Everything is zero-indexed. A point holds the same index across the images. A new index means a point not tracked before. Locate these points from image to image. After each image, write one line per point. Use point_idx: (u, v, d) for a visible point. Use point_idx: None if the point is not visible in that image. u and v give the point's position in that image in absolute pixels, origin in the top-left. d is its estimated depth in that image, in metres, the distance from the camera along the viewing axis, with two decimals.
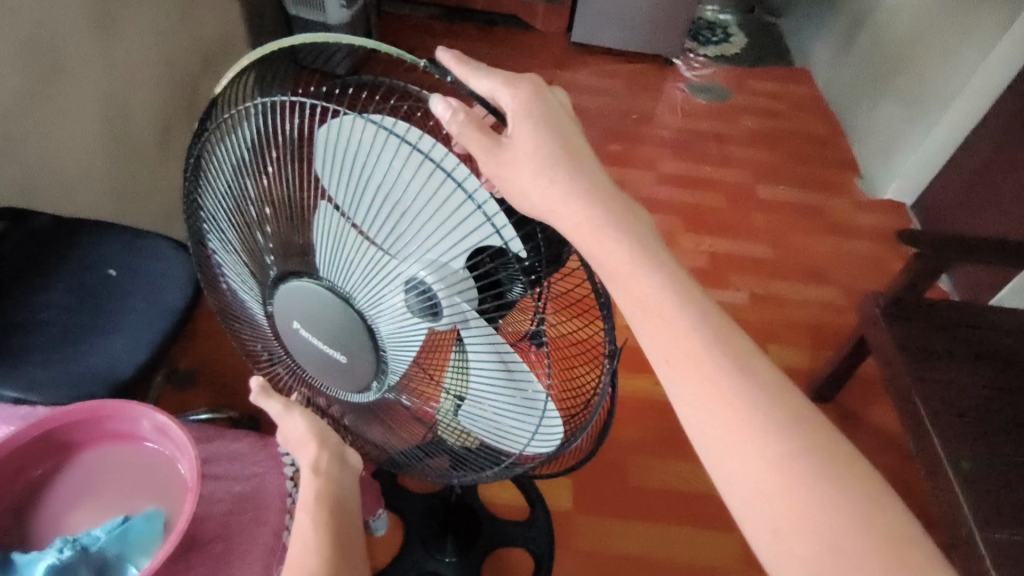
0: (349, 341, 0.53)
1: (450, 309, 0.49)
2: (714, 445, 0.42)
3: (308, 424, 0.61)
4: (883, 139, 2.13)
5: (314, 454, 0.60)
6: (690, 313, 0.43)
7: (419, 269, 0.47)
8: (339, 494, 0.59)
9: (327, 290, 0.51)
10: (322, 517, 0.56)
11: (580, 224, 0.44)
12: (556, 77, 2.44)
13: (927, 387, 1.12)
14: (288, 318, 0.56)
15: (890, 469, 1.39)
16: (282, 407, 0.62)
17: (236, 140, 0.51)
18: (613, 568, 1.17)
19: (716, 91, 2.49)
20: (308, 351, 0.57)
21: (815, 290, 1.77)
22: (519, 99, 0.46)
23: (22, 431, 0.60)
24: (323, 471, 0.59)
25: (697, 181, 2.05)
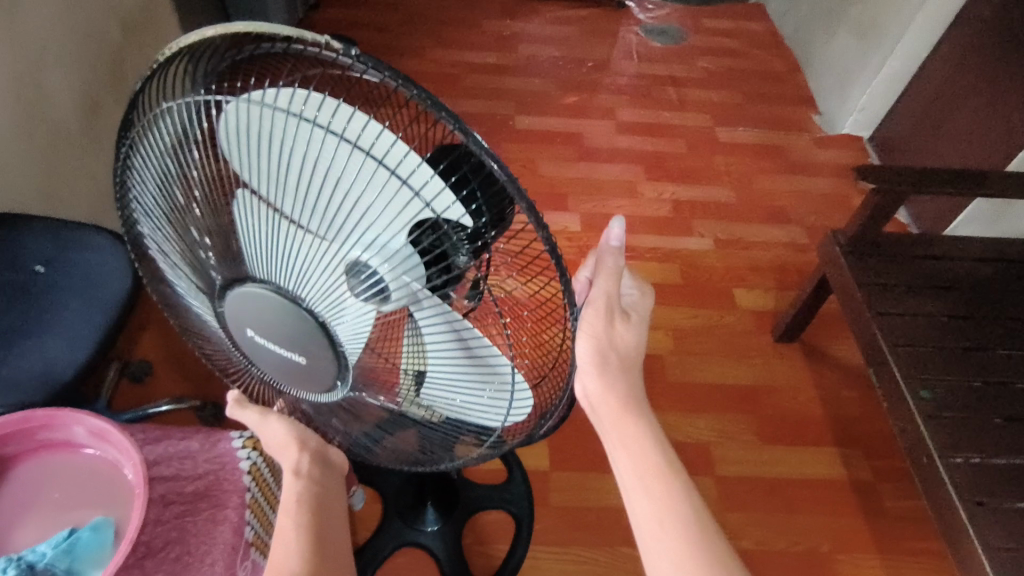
0: (300, 340, 0.51)
1: (398, 291, 0.46)
2: (613, 429, 0.55)
3: (285, 428, 0.61)
4: (839, 73, 2.12)
5: (295, 458, 0.60)
6: (623, 333, 0.53)
7: (358, 251, 0.44)
8: (319, 499, 0.59)
9: (272, 293, 0.49)
10: (304, 517, 0.57)
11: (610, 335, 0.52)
12: (507, 27, 2.35)
13: (887, 321, 1.13)
14: (241, 326, 0.53)
15: (854, 401, 1.43)
16: (258, 414, 0.62)
17: (159, 142, 0.49)
18: (593, 521, 1.18)
19: (672, 33, 2.44)
20: (267, 356, 0.55)
21: (778, 231, 1.77)
22: (644, 301, 0.56)
23: None
24: (305, 474, 0.60)
25: (657, 128, 2.02)
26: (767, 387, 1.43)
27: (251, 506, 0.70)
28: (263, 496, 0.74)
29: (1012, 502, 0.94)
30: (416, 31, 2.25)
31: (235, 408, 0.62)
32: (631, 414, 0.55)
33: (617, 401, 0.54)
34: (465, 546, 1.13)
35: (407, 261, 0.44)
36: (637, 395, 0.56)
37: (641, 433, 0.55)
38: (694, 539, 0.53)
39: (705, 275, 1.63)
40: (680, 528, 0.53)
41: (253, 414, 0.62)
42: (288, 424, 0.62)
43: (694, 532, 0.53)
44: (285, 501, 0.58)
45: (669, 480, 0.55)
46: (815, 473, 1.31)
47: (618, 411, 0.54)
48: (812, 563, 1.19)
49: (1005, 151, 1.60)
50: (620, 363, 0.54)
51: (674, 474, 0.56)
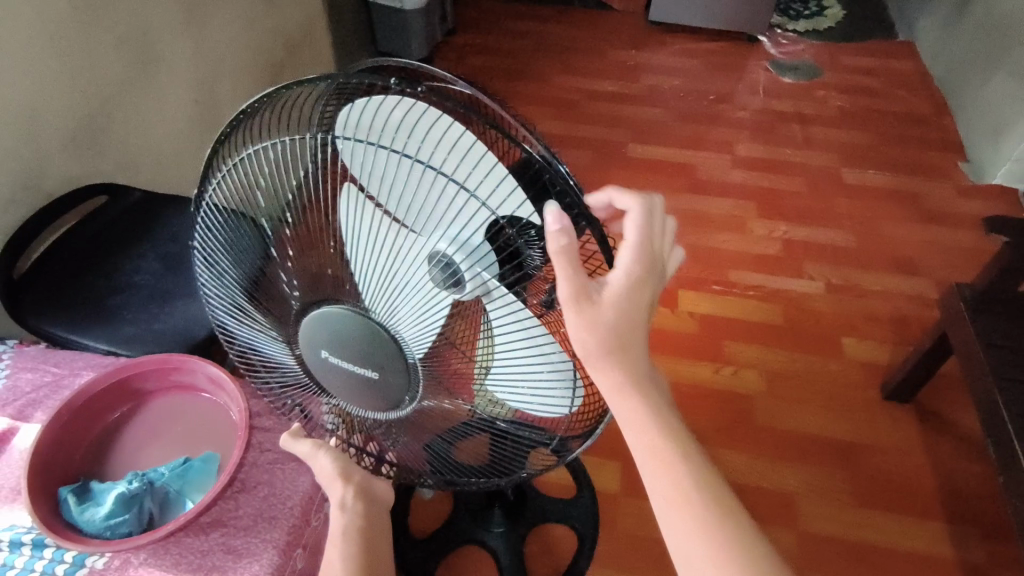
0: (379, 355, 0.56)
1: (473, 282, 0.49)
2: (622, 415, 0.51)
3: (333, 462, 0.69)
4: (994, 117, 1.93)
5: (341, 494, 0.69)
6: (631, 302, 0.49)
7: (441, 242, 0.48)
8: (364, 528, 0.68)
9: (354, 315, 0.55)
10: (351, 550, 0.67)
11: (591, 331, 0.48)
12: (632, 57, 2.39)
13: (1015, 390, 1.03)
14: (316, 348, 0.59)
15: (973, 477, 1.28)
16: (313, 444, 0.69)
17: (254, 177, 0.54)
18: (657, 552, 1.16)
19: (805, 70, 2.36)
20: (341, 375, 0.60)
21: (901, 281, 1.64)
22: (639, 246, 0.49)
23: (105, 376, 0.69)
24: (349, 508, 0.68)
25: (775, 164, 1.96)
26: (870, 446, 1.33)
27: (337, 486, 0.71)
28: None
29: None
30: (542, 58, 2.35)
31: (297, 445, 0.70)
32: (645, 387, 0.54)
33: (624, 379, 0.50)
34: (529, 554, 1.15)
35: (485, 256, 0.49)
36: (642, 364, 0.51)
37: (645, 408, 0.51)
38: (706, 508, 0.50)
39: (811, 320, 1.55)
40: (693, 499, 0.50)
41: (308, 446, 0.69)
42: (337, 458, 0.69)
43: (718, 520, 0.49)
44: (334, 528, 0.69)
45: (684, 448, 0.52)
46: (916, 547, 1.19)
47: (626, 386, 0.50)
48: None
49: None
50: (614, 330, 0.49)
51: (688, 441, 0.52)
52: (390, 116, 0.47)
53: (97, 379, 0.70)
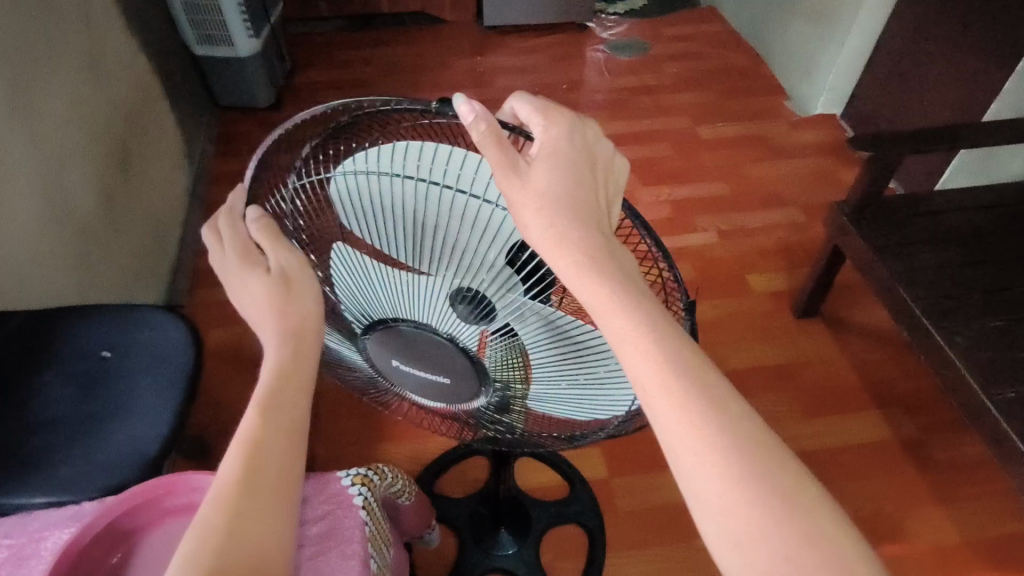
0: (450, 366, 0.57)
1: (502, 309, 0.50)
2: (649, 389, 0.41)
3: (276, 293, 0.47)
4: (801, 58, 2.21)
5: (277, 348, 0.48)
6: (566, 194, 0.43)
7: (461, 276, 0.48)
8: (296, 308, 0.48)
9: (420, 330, 0.54)
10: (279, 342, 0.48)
11: (545, 236, 0.43)
12: (479, 63, 2.44)
13: (907, 279, 1.20)
14: (387, 357, 0.59)
15: (885, 362, 1.46)
16: (243, 251, 0.47)
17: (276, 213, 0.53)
18: (661, 519, 1.20)
19: (636, 46, 2.54)
20: (413, 382, 0.61)
21: (775, 213, 1.84)
22: (550, 132, 0.44)
23: (93, 523, 0.62)
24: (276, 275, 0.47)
25: (640, 136, 2.10)
26: (800, 362, 1.47)
27: (370, 538, 0.67)
28: (380, 522, 0.72)
29: None
30: (394, 81, 2.32)
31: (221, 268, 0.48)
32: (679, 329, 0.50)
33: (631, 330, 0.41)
34: (545, 563, 1.14)
35: (508, 277, 0.48)
36: (615, 270, 0.43)
37: (678, 351, 0.41)
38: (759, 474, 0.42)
39: (716, 267, 1.68)
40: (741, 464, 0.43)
41: (238, 262, 0.47)
42: (291, 291, 0.48)
43: (776, 515, 0.38)
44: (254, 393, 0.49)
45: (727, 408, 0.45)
46: (862, 437, 1.34)
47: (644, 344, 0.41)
48: (883, 525, 1.21)
49: (975, 105, 1.64)
50: (564, 207, 0.43)
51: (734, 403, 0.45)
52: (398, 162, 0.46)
53: (84, 529, 0.62)
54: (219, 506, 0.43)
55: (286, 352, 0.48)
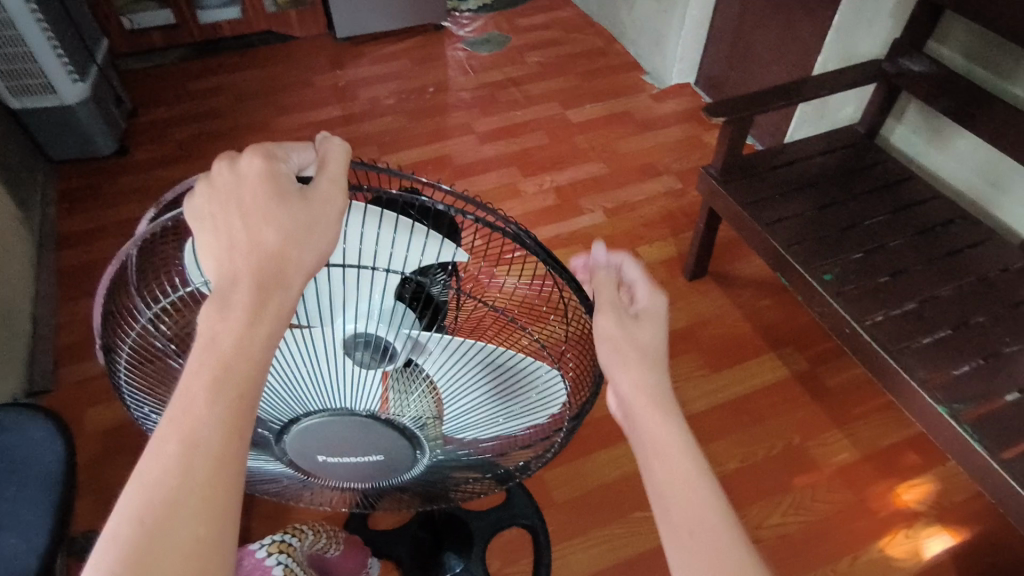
0: (364, 438, 0.57)
1: (399, 341, 0.51)
2: None
3: (277, 226, 0.41)
4: (650, 33, 2.31)
5: (246, 300, 0.40)
6: None
7: (352, 324, 0.50)
8: (258, 242, 0.41)
9: (332, 416, 0.54)
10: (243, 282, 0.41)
11: None
12: (339, 76, 2.35)
13: (776, 229, 1.29)
14: (310, 455, 0.60)
15: (771, 307, 1.57)
16: (264, 160, 0.42)
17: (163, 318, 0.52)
18: (597, 500, 1.23)
19: (495, 40, 2.55)
20: (339, 466, 0.61)
21: (653, 184, 1.92)
22: None
23: None
24: (243, 198, 0.41)
25: (514, 128, 2.11)
26: (698, 322, 1.55)
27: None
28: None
29: (922, 338, 1.11)
30: (251, 107, 2.19)
31: (226, 168, 0.42)
32: (621, 373, 0.52)
33: None
34: (493, 572, 1.13)
35: (404, 315, 0.50)
36: None
37: None
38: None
39: (607, 245, 1.74)
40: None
41: (264, 173, 0.42)
42: (296, 236, 0.41)
43: None
44: (196, 345, 0.40)
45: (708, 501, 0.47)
46: (762, 381, 1.43)
47: None
48: (795, 459, 1.30)
49: (806, 59, 1.78)
50: None
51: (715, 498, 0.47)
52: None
53: None
54: (148, 493, 0.36)
55: (259, 315, 0.41)
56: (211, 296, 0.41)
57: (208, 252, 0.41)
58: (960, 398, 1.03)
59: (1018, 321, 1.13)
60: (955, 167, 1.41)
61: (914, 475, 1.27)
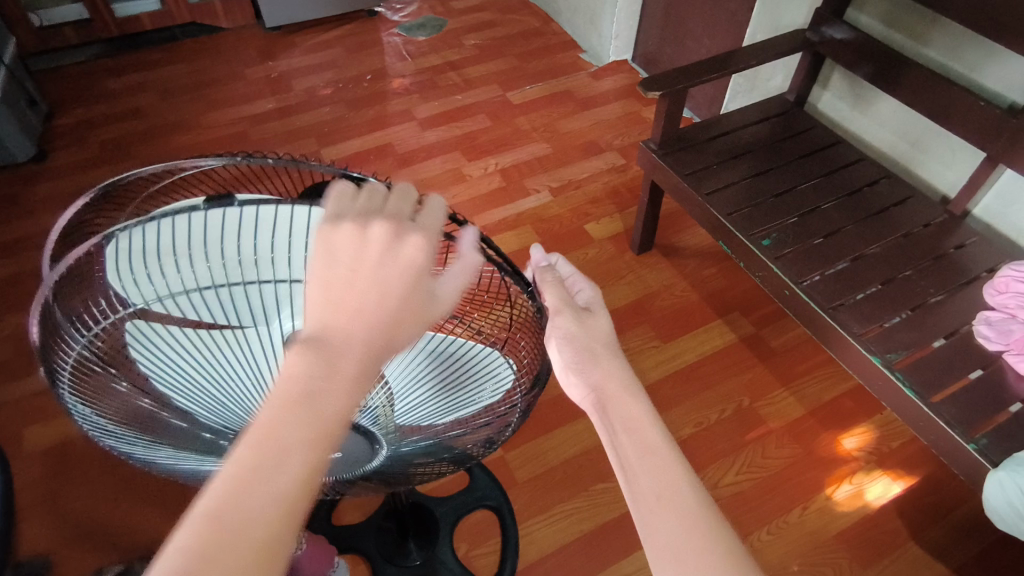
0: None
1: None
2: None
3: (401, 311, 0.39)
4: (585, 12, 2.31)
5: (356, 371, 0.38)
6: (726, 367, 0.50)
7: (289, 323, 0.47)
8: (377, 316, 0.38)
9: None
10: (349, 347, 0.38)
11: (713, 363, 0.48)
12: (270, 68, 2.27)
13: (716, 198, 1.32)
14: None
15: (718, 276, 1.62)
16: (426, 250, 0.39)
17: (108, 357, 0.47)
18: (561, 476, 1.25)
19: (430, 24, 2.51)
20: None
21: (596, 161, 1.94)
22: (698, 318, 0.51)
23: None
24: (380, 265, 0.38)
25: (455, 113, 2.09)
26: (649, 295, 1.58)
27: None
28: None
29: (855, 295, 1.16)
30: (179, 103, 2.10)
31: (383, 230, 0.39)
32: (590, 367, 0.56)
33: None
34: (462, 556, 1.14)
35: None
36: None
37: None
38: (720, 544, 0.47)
39: (556, 224, 1.75)
40: (698, 539, 0.47)
41: (421, 260, 0.39)
42: (420, 326, 0.40)
43: None
44: (290, 389, 0.37)
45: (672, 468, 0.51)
46: (713, 347, 1.47)
47: None
48: (746, 419, 1.35)
49: (737, 31, 1.82)
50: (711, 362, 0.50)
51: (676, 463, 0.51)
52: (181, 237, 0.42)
53: None
54: (211, 533, 0.32)
55: (363, 387, 0.38)
56: (318, 348, 0.37)
57: (325, 302, 0.38)
58: (892, 348, 1.09)
59: (941, 273, 1.20)
60: (877, 130, 1.47)
61: (856, 424, 1.34)
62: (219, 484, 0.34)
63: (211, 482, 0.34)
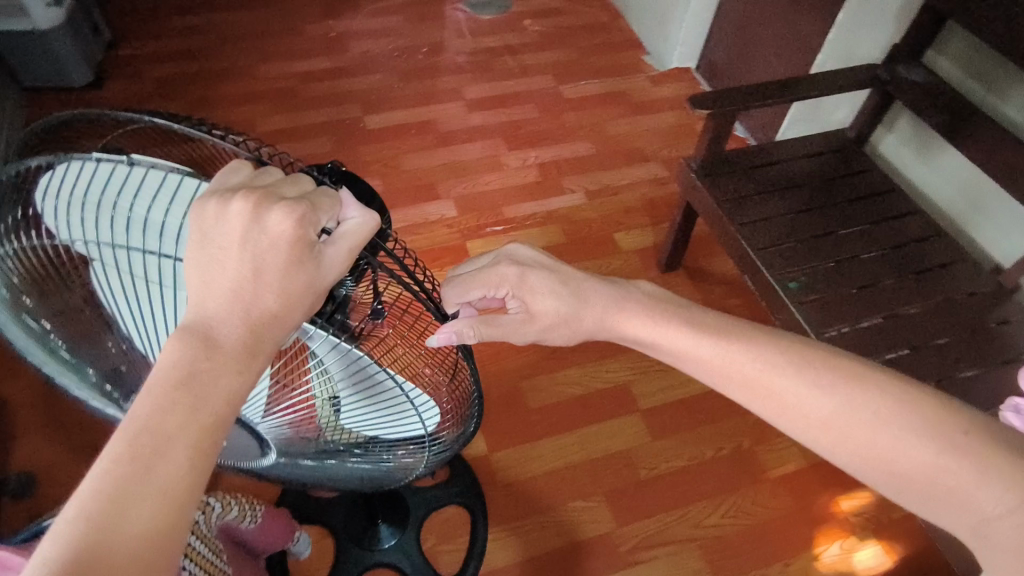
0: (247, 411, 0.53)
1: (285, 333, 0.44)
2: (858, 411, 0.53)
3: (276, 290, 0.39)
4: (655, 13, 2.23)
5: (236, 349, 0.38)
6: (871, 377, 0.55)
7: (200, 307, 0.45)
8: (251, 297, 0.39)
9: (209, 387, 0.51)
10: (226, 332, 0.38)
11: (851, 379, 0.55)
12: (331, 27, 2.27)
13: (748, 230, 1.26)
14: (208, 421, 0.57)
15: (741, 307, 1.56)
16: (297, 221, 0.39)
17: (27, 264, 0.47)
18: (540, 486, 1.23)
19: (496, 3, 2.46)
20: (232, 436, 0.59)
21: (639, 169, 1.88)
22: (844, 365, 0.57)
23: None
24: (249, 247, 0.39)
25: (504, 99, 2.05)
26: None
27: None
28: (211, 554, 0.66)
29: (881, 355, 1.10)
30: (236, 51, 2.11)
31: (233, 210, 0.38)
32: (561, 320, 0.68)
33: (865, 393, 0.54)
34: (428, 547, 1.13)
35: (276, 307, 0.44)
36: (855, 370, 0.56)
37: (858, 389, 0.55)
38: (838, 385, 0.55)
39: (585, 228, 1.71)
40: (758, 384, 0.58)
41: (286, 233, 0.38)
42: (300, 300, 0.39)
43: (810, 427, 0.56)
44: (169, 375, 0.36)
45: (767, 355, 0.59)
46: None
47: (865, 391, 0.54)
48: (744, 460, 1.30)
49: (808, 55, 1.73)
50: (850, 371, 0.56)
51: (766, 350, 0.59)
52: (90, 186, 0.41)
53: None
54: (89, 527, 0.32)
55: (247, 362, 0.38)
56: (190, 336, 0.38)
57: (201, 288, 0.39)
58: None
59: (977, 348, 1.12)
60: (939, 184, 1.38)
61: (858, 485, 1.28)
62: (95, 473, 0.34)
63: (86, 478, 0.34)
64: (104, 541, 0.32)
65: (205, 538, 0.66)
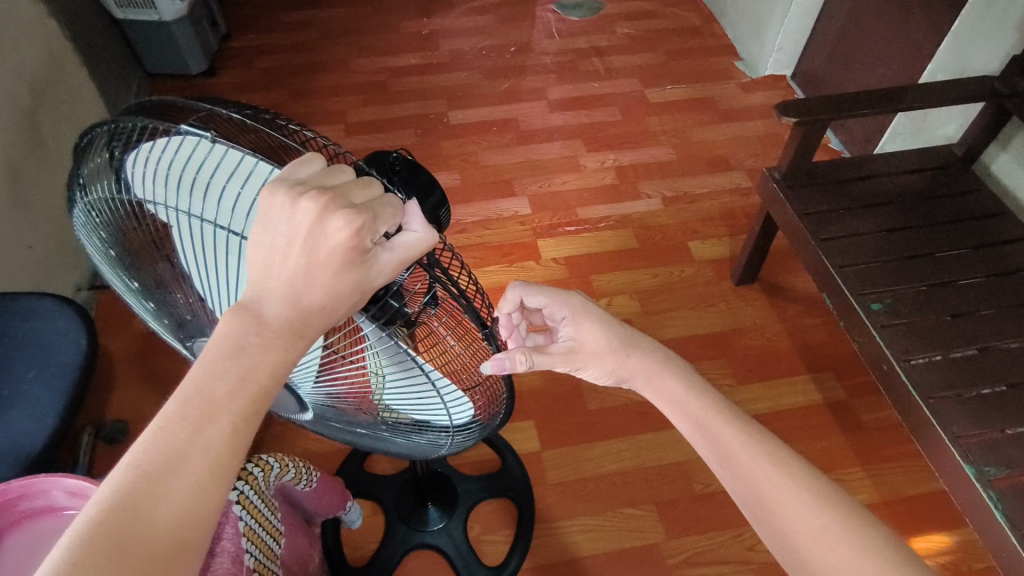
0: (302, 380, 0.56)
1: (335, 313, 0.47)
2: (841, 530, 0.51)
3: (323, 287, 0.41)
4: (751, 18, 2.15)
5: (282, 329, 0.41)
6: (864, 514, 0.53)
7: None
8: (302, 286, 0.41)
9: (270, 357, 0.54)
10: (275, 314, 0.41)
11: (847, 509, 0.53)
12: (425, 25, 2.34)
13: (831, 246, 1.20)
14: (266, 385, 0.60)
15: (820, 327, 1.48)
16: (353, 231, 0.39)
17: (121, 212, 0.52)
18: (591, 489, 1.22)
19: (588, 5, 2.45)
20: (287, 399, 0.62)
21: (720, 178, 1.82)
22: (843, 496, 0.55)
23: None
24: (307, 244, 0.40)
25: (587, 100, 2.05)
26: (734, 329, 1.48)
27: (246, 533, 0.64)
28: (266, 510, 0.71)
29: (972, 390, 1.01)
30: (335, 45, 2.23)
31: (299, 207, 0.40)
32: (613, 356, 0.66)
33: (850, 521, 0.52)
34: (473, 536, 1.15)
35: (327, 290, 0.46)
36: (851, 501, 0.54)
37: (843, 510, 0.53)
38: (827, 502, 0.54)
39: (659, 235, 1.68)
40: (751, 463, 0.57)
41: (342, 240, 0.39)
42: (346, 296, 0.41)
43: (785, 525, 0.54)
44: (222, 347, 0.40)
45: (777, 451, 0.58)
46: (791, 403, 1.36)
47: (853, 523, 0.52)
48: None
49: (917, 65, 1.61)
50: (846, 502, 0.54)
51: (777, 447, 0.58)
52: (182, 157, 0.45)
53: None
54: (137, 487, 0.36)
55: (290, 346, 0.41)
56: (244, 316, 0.41)
57: (261, 271, 0.41)
58: (994, 462, 0.94)
59: None
60: None
61: (933, 529, 1.19)
62: (150, 434, 0.37)
63: (139, 438, 0.37)
64: (145, 505, 0.36)
65: (263, 494, 0.70)
